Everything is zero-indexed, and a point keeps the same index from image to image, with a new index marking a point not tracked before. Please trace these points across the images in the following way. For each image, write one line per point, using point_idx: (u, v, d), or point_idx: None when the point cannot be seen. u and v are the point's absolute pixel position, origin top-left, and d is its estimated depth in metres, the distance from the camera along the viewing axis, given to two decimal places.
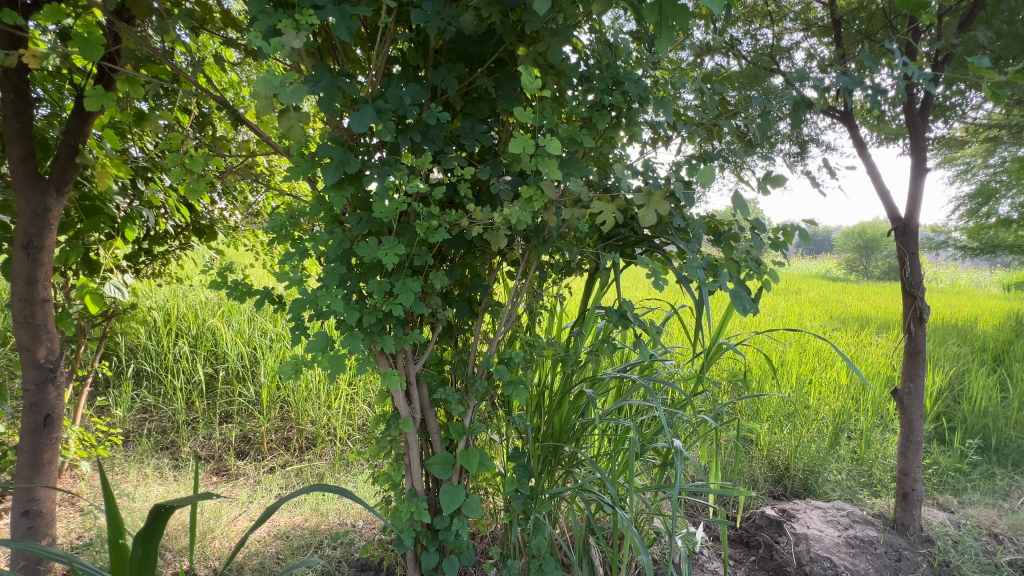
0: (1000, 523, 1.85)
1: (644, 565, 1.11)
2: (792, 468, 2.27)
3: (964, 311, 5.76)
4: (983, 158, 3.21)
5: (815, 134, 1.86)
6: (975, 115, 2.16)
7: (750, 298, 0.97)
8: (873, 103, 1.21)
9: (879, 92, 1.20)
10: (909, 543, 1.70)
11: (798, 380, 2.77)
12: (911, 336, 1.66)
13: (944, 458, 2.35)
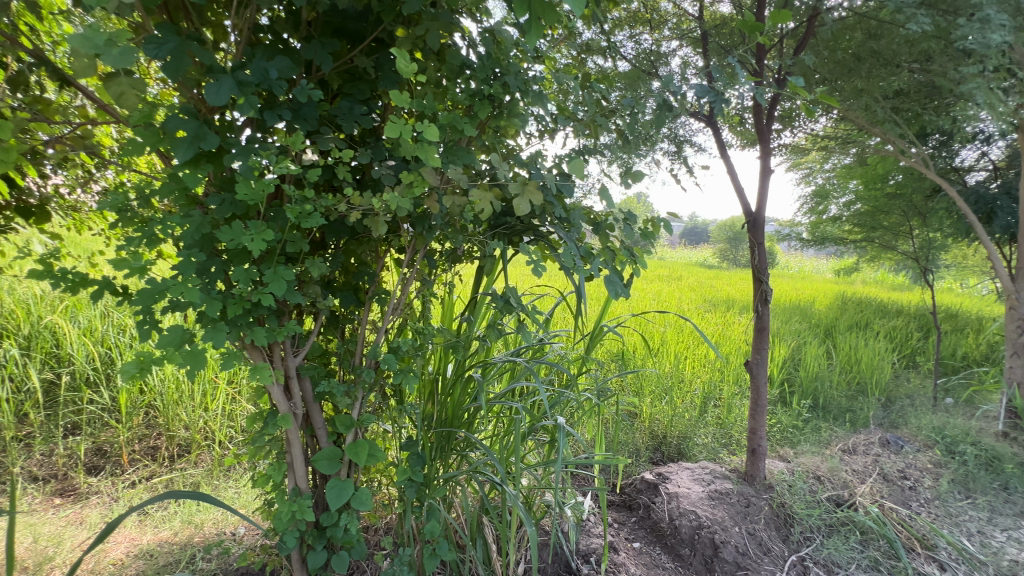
0: (822, 467, 2.24)
1: (530, 536, 1.18)
2: (668, 436, 2.55)
3: (807, 294, 6.83)
4: (824, 162, 3.97)
5: (688, 136, 2.08)
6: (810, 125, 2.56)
7: (621, 284, 1.06)
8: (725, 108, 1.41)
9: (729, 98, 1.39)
10: (755, 490, 1.99)
11: (674, 357, 3.17)
12: (758, 314, 1.93)
13: (785, 417, 2.79)
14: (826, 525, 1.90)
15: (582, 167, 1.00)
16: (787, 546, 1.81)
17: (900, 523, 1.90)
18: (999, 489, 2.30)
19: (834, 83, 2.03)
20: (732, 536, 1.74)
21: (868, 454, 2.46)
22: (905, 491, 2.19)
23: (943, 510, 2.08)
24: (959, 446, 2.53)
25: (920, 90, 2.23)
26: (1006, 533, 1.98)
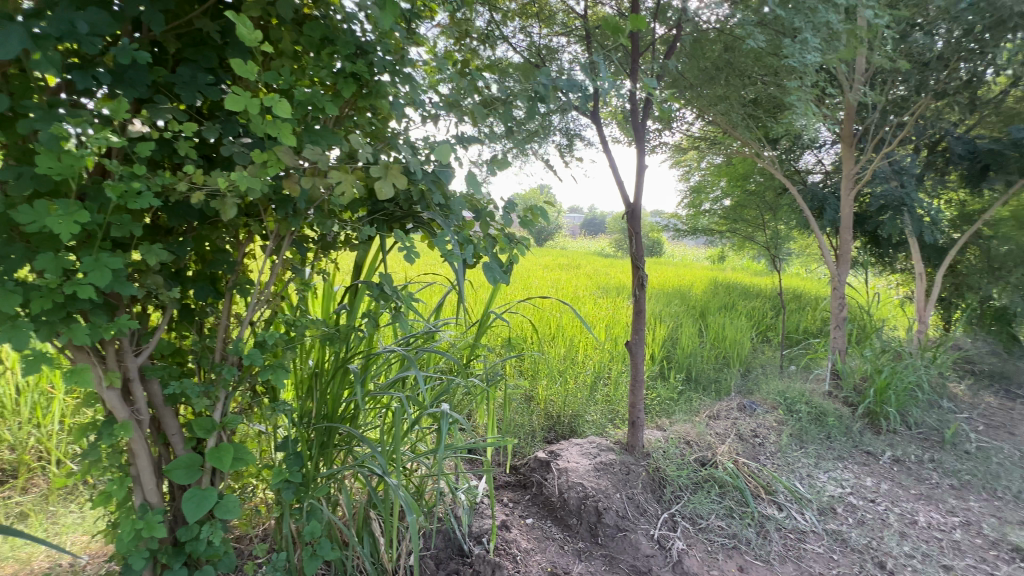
0: (691, 432, 2.52)
1: (412, 524, 1.17)
2: (562, 416, 2.70)
3: (687, 280, 7.59)
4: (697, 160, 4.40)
5: (576, 131, 2.19)
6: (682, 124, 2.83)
7: (501, 270, 1.09)
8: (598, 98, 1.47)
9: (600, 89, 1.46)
10: (635, 458, 2.18)
11: (568, 341, 3.36)
12: (636, 298, 2.10)
13: (663, 391, 3.08)
14: (693, 483, 2.14)
15: (448, 151, 0.99)
16: (660, 505, 2.01)
17: (749, 475, 2.20)
18: (824, 438, 2.78)
19: (693, 89, 2.28)
20: (613, 502, 1.89)
21: (728, 418, 2.81)
22: (755, 447, 2.55)
23: (783, 460, 2.45)
24: (796, 405, 2.99)
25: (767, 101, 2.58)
26: (827, 473, 2.40)
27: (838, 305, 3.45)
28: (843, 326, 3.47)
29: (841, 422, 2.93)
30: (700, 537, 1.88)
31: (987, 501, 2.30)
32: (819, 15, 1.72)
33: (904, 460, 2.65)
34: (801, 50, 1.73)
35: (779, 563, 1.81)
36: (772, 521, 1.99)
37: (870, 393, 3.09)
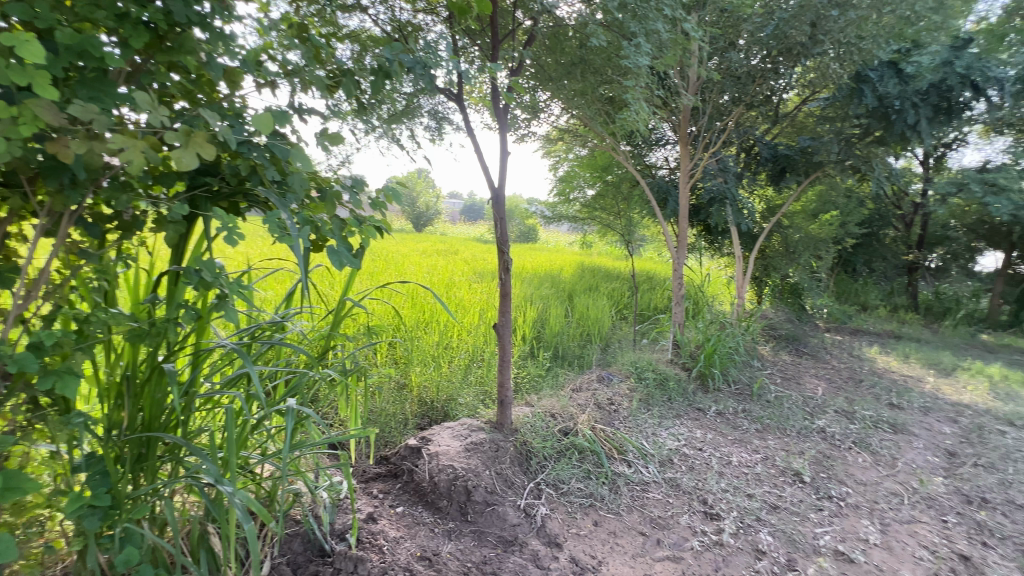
0: (556, 405, 2.70)
1: (249, 533, 1.06)
2: (436, 401, 2.70)
3: (558, 265, 8.10)
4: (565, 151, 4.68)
5: (444, 114, 2.15)
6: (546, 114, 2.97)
7: (349, 252, 1.04)
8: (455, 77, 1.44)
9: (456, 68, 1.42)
10: (504, 435, 2.28)
11: (441, 327, 3.37)
12: (501, 281, 2.16)
13: (532, 369, 3.26)
14: (556, 452, 2.31)
15: (265, 123, 0.87)
16: (527, 477, 2.13)
17: (604, 438, 2.44)
18: (666, 401, 3.21)
19: (553, 81, 2.40)
20: (482, 480, 1.95)
21: (588, 389, 3.08)
22: (610, 413, 2.84)
23: (633, 423, 2.77)
24: (645, 373, 3.39)
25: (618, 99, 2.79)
26: (667, 430, 2.77)
27: (678, 283, 3.98)
28: (681, 302, 4.00)
29: (680, 385, 3.40)
30: (561, 500, 2.04)
31: (780, 438, 2.85)
32: (649, 22, 1.92)
33: (724, 412, 3.16)
34: (636, 52, 1.91)
35: (626, 512, 2.01)
36: (621, 476, 2.23)
37: (701, 358, 3.62)
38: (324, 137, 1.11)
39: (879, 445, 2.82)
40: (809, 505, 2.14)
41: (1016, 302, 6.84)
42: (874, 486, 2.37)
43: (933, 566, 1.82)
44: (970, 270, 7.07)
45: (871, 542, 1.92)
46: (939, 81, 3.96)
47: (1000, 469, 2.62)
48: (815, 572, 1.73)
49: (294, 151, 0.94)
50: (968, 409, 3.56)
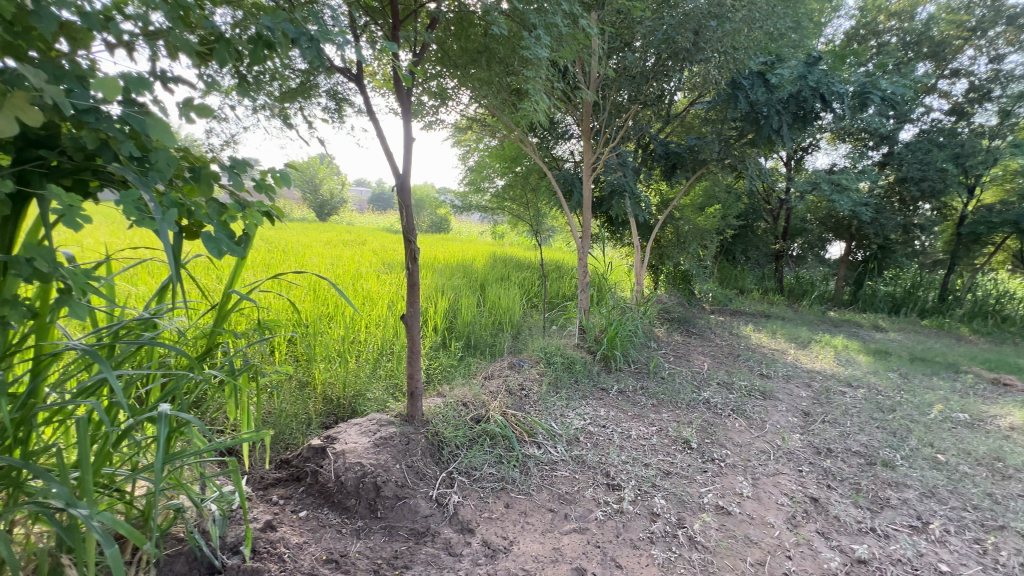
0: (468, 394, 2.72)
1: (111, 559, 0.92)
2: (342, 398, 2.57)
3: (471, 255, 8.11)
4: (476, 140, 4.69)
5: (344, 95, 2.03)
6: (454, 102, 2.94)
7: (228, 240, 0.99)
8: (350, 54, 1.35)
9: (352, 45, 1.34)
10: (415, 427, 2.24)
11: (346, 320, 3.22)
12: (408, 271, 2.11)
13: (445, 359, 3.25)
14: (469, 440, 2.32)
15: (112, 87, 0.76)
16: (439, 467, 2.12)
17: (515, 423, 2.51)
18: (573, 383, 3.38)
19: (459, 69, 2.37)
20: (392, 474, 1.90)
21: (500, 376, 3.14)
22: (521, 398, 2.92)
23: (543, 406, 2.88)
24: (553, 357, 3.53)
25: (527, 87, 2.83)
26: (574, 411, 2.91)
27: (583, 271, 4.17)
28: (587, 289, 4.21)
29: (585, 367, 3.60)
30: (474, 486, 2.06)
31: (673, 411, 3.14)
32: (548, 16, 1.97)
33: (625, 390, 3.41)
34: (536, 44, 1.96)
35: (536, 492, 2.09)
36: (532, 458, 2.31)
37: (604, 341, 3.86)
38: (193, 109, 0.98)
39: (751, 410, 3.21)
40: (695, 469, 2.39)
41: (855, 284, 8.15)
42: (747, 446, 2.70)
43: (792, 509, 2.11)
44: (822, 257, 8.29)
45: (745, 495, 2.18)
46: (796, 92, 4.34)
47: (841, 423, 3.12)
48: (700, 527, 1.92)
49: (154, 124, 0.83)
50: (820, 375, 4.18)
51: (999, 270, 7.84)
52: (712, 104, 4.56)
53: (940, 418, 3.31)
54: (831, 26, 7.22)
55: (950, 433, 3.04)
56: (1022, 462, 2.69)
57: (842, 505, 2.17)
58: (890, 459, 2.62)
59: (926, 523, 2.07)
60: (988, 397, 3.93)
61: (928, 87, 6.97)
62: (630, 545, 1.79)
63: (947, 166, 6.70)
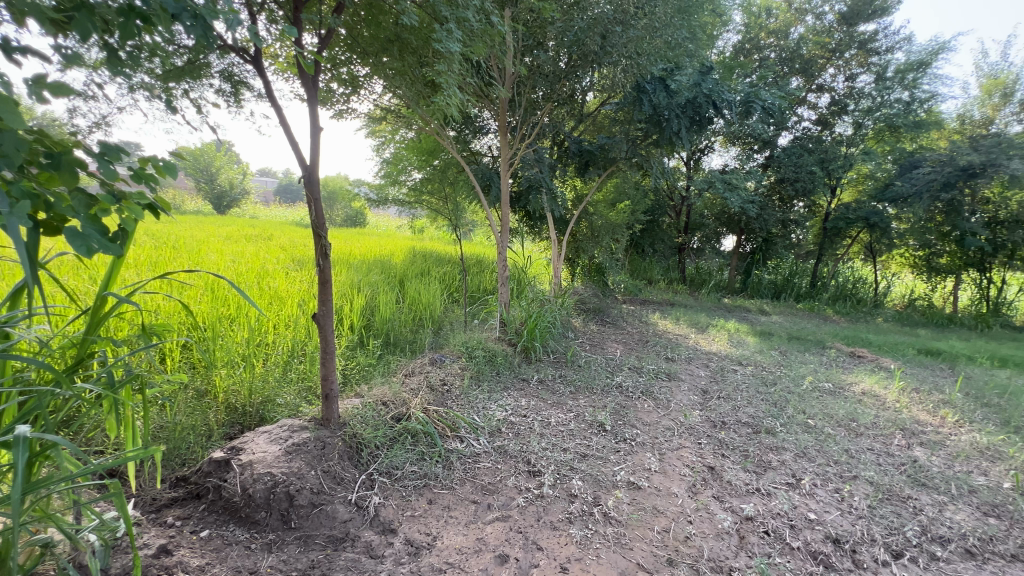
0: (387, 393, 2.66)
1: None
2: (248, 405, 2.38)
3: (389, 249, 7.89)
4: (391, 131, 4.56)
5: (241, 78, 1.88)
6: (367, 91, 2.84)
7: (100, 236, 0.89)
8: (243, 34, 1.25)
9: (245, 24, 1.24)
10: (331, 431, 2.14)
11: (251, 322, 2.99)
12: (320, 268, 2.00)
13: (362, 359, 3.14)
14: (389, 439, 2.28)
15: None
16: (358, 469, 2.05)
17: (437, 419, 2.51)
18: (494, 375, 3.44)
19: (371, 57, 2.29)
20: (307, 481, 1.81)
21: (421, 373, 3.10)
22: (442, 394, 2.91)
23: (465, 400, 2.90)
24: (475, 351, 3.56)
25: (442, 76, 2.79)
26: (496, 402, 2.96)
27: (503, 265, 4.23)
28: (507, 283, 4.27)
29: (507, 359, 3.67)
30: (395, 486, 2.02)
31: (589, 396, 3.31)
32: (460, 10, 1.96)
33: (545, 379, 3.53)
34: (447, 38, 1.95)
35: (459, 485, 2.10)
36: (454, 452, 2.32)
37: (524, 333, 3.95)
38: (46, 87, 0.86)
39: (658, 391, 3.48)
40: (609, 449, 2.54)
41: (745, 273, 9.10)
42: (655, 424, 2.93)
43: (693, 478, 2.32)
44: (717, 249, 9.15)
45: (653, 469, 2.37)
46: (692, 98, 4.67)
47: (733, 397, 3.49)
48: (613, 503, 2.05)
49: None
50: (716, 356, 4.64)
51: (855, 259, 9.18)
52: (620, 105, 4.81)
53: (810, 388, 3.82)
54: (722, 38, 7.94)
55: (818, 400, 3.53)
56: (871, 420, 3.19)
57: (734, 470, 2.43)
58: (772, 426, 2.98)
59: (799, 479, 2.38)
60: (846, 368, 4.61)
61: (799, 99, 7.93)
62: (550, 526, 1.86)
63: (815, 169, 7.66)
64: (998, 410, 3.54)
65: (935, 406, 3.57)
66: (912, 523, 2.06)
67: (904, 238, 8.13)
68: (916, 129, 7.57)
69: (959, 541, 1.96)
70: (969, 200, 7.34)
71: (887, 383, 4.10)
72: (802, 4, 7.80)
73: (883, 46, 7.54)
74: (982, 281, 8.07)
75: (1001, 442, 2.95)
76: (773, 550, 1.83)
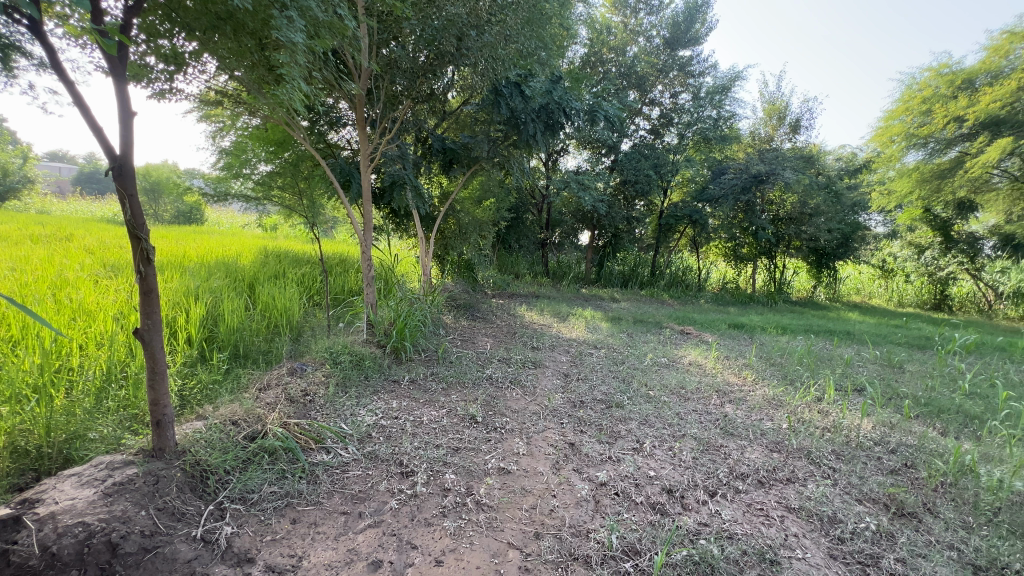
0: (238, 410, 2.41)
1: None
2: (45, 446, 1.92)
3: (234, 250, 7.03)
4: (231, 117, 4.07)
5: (11, 42, 1.51)
6: (197, 71, 2.51)
7: None
8: None
9: None
10: (167, 463, 1.85)
11: (45, 344, 2.42)
12: (142, 275, 1.72)
13: (204, 377, 2.78)
14: (242, 462, 2.06)
15: None
16: (204, 500, 1.81)
17: (299, 433, 2.35)
18: (363, 379, 3.31)
19: (197, 35, 2.04)
20: (136, 524, 1.54)
21: (278, 385, 2.83)
22: (305, 405, 2.72)
23: (331, 409, 2.76)
24: (341, 357, 3.40)
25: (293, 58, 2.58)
26: (365, 407, 2.87)
27: (368, 265, 4.06)
28: (373, 283, 4.12)
29: (375, 362, 3.56)
30: (252, 511, 1.84)
31: (461, 391, 3.39)
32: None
33: (417, 379, 3.51)
34: (288, 26, 1.86)
35: (327, 498, 1.99)
36: (319, 465, 2.19)
37: (394, 334, 3.87)
38: None
39: (526, 379, 3.72)
40: (480, 439, 2.65)
41: (598, 265, 10.07)
42: (523, 411, 3.12)
43: (556, 456, 2.54)
44: (575, 243, 9.97)
45: (521, 453, 2.54)
46: (545, 104, 4.99)
47: (590, 378, 3.88)
48: (485, 490, 2.15)
49: None
50: (575, 341, 5.09)
51: (683, 251, 10.80)
52: (480, 106, 4.95)
53: (651, 364, 4.43)
54: (571, 50, 8.63)
55: (657, 373, 4.11)
56: (695, 386, 3.82)
57: (590, 444, 2.71)
58: (621, 400, 3.40)
59: (642, 443, 2.76)
60: (678, 343, 5.44)
61: (636, 110, 9.01)
62: (424, 523, 1.88)
63: (650, 172, 8.78)
64: (780, 367, 4.52)
65: (740, 369, 4.41)
66: (723, 466, 2.54)
67: (717, 232, 9.80)
68: (722, 142, 9.14)
69: (754, 475, 2.47)
70: (760, 201, 9.14)
71: (707, 353, 4.95)
72: (635, 25, 8.93)
73: (697, 70, 8.97)
74: (771, 266, 10.13)
75: (781, 392, 3.78)
76: (622, 508, 2.09)
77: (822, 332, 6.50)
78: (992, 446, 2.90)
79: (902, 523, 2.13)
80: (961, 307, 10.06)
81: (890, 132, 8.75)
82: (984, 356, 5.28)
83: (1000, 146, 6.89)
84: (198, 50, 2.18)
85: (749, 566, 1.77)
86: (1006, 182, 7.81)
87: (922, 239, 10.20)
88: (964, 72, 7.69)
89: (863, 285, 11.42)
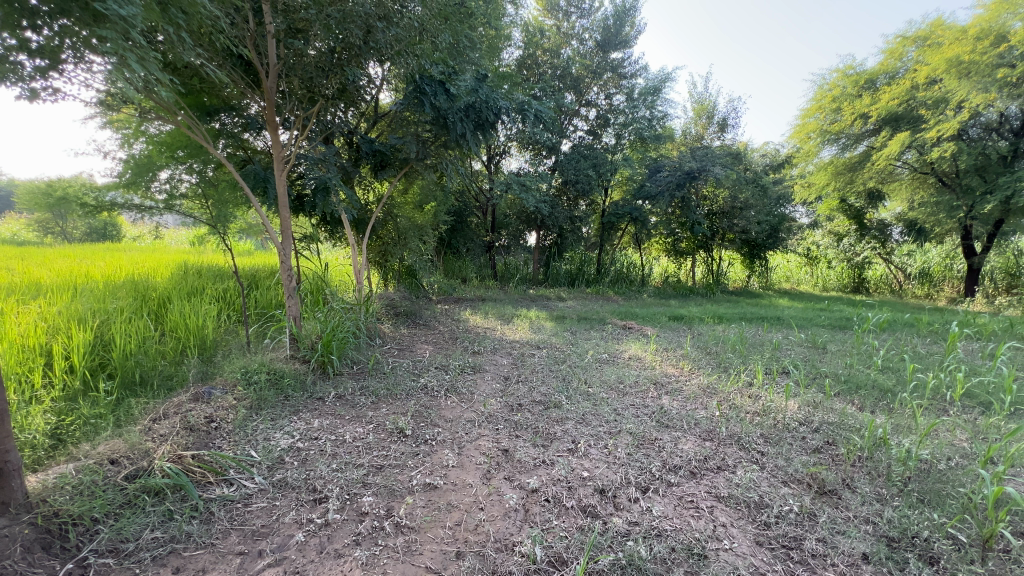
0: (121, 445, 2.13)
1: None
2: None
3: (147, 266, 6.44)
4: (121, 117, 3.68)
5: None
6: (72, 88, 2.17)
7: None
8: None
9: None
10: (11, 519, 1.57)
11: None
12: None
13: (85, 411, 2.47)
14: (118, 507, 1.80)
15: None
16: (60, 559, 1.55)
17: (195, 466, 2.09)
18: (282, 400, 3.05)
19: (40, 37, 1.72)
20: None
21: (176, 414, 2.52)
22: (208, 434, 2.45)
23: (240, 435, 2.50)
24: (254, 376, 3.11)
25: (166, 45, 2.33)
26: (281, 430, 2.62)
27: (288, 275, 3.76)
28: (296, 296, 3.80)
29: (297, 380, 3.30)
30: (124, 565, 1.59)
31: (391, 403, 3.19)
32: None
33: (344, 395, 3.28)
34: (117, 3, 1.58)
35: (221, 538, 1.77)
36: (216, 502, 1.95)
37: (319, 347, 3.59)
38: None
39: (463, 386, 3.57)
40: (407, 454, 2.48)
41: (545, 266, 10.07)
42: (457, 420, 2.98)
43: (487, 465, 2.42)
44: (522, 245, 9.91)
45: (451, 465, 2.39)
46: (471, 103, 4.84)
47: (530, 379, 3.80)
48: (406, 510, 1.99)
49: None
50: (518, 343, 5.00)
51: (626, 247, 11.04)
52: (405, 105, 4.76)
53: (592, 360, 4.42)
54: (506, 52, 8.57)
55: (597, 370, 4.10)
56: (633, 380, 3.83)
57: (524, 449, 2.61)
58: (559, 400, 3.33)
59: (578, 444, 2.69)
60: (620, 338, 5.49)
61: (573, 112, 9.12)
62: (333, 556, 1.70)
63: (590, 172, 8.89)
64: (714, 356, 4.63)
65: (677, 360, 4.48)
66: (656, 460, 2.51)
67: (657, 227, 10.11)
68: (657, 141, 9.37)
69: (687, 466, 2.46)
70: (695, 197, 9.53)
71: (646, 346, 5.02)
72: (568, 28, 8.98)
73: (630, 71, 9.15)
74: (709, 259, 10.58)
75: (715, 379, 3.86)
76: (552, 515, 2.00)
77: (755, 318, 6.82)
78: (902, 418, 3.07)
79: (823, 501, 2.18)
80: (876, 288, 10.82)
81: (806, 129, 9.37)
82: (895, 333, 5.68)
83: (900, 140, 7.50)
84: (67, 64, 1.86)
85: (677, 563, 1.73)
86: (907, 173, 8.51)
87: (839, 227, 11.00)
88: (866, 73, 8.34)
89: (791, 272, 11.94)
